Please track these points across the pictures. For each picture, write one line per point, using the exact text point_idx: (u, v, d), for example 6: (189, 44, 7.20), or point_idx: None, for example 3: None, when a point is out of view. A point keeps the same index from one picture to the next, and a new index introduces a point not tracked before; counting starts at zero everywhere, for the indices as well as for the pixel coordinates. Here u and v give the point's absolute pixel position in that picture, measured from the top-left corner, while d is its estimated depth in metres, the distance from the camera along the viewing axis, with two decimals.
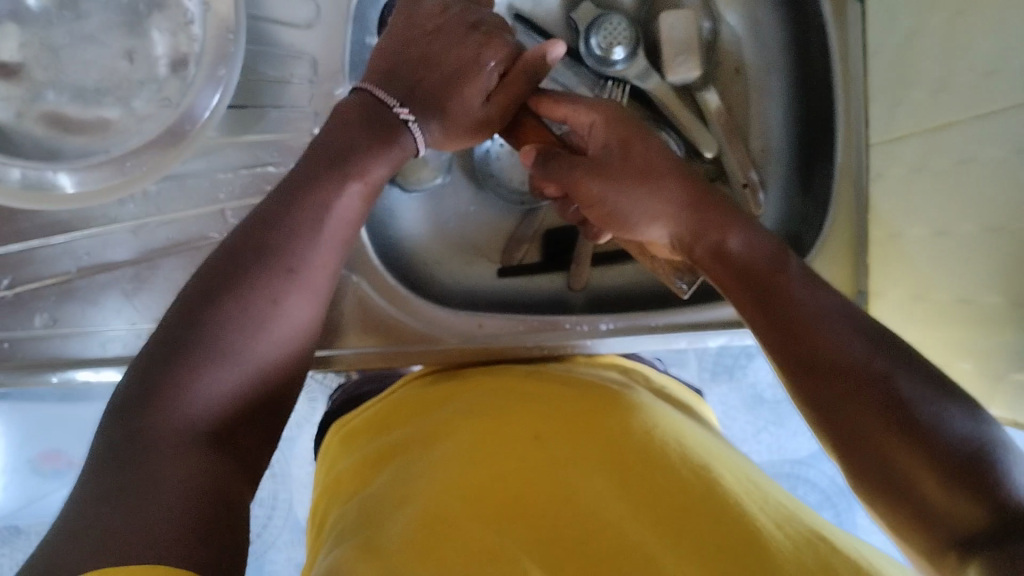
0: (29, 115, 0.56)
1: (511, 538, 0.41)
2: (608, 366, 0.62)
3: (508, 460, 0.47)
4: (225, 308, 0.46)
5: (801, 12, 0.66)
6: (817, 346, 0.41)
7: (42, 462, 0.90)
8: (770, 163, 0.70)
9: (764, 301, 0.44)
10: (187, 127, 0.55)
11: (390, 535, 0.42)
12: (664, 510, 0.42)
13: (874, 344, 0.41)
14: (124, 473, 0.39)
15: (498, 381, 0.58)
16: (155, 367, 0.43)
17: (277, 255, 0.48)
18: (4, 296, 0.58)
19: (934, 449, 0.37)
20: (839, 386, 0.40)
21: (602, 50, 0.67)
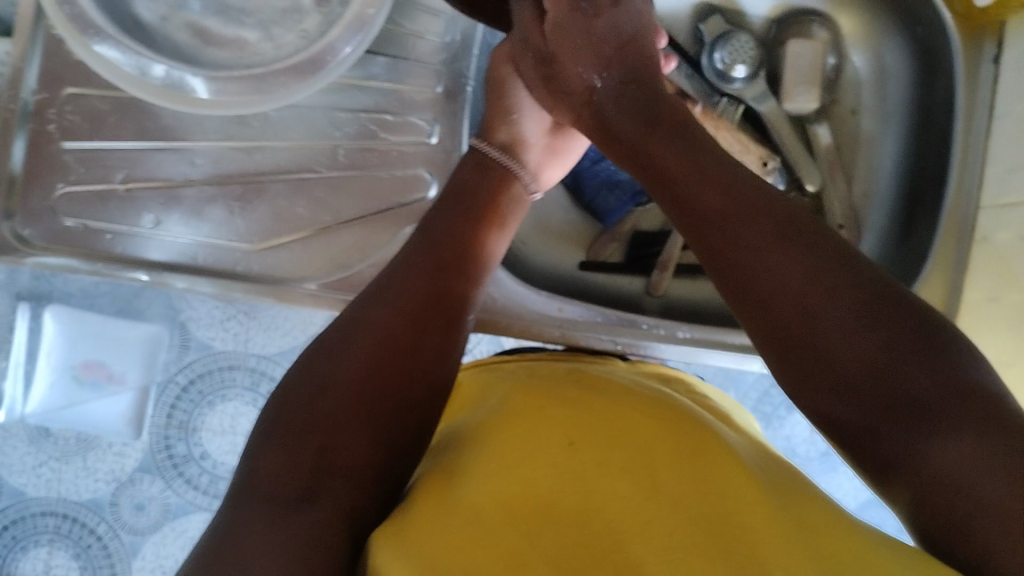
0: (174, 22, 0.59)
1: (534, 554, 0.37)
2: (651, 372, 0.60)
3: (532, 458, 0.43)
4: (396, 301, 0.49)
5: (931, 63, 0.66)
6: (783, 306, 0.36)
7: (83, 372, 0.89)
8: (869, 209, 0.70)
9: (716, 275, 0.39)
10: (327, 59, 0.56)
11: (412, 548, 0.39)
12: (688, 520, 0.38)
13: (811, 278, 0.35)
14: (261, 473, 0.42)
15: (540, 374, 0.55)
16: (319, 353, 0.47)
17: (459, 256, 0.53)
18: (117, 189, 0.61)
19: (915, 386, 0.32)
20: (822, 345, 0.34)
21: (725, 65, 0.68)
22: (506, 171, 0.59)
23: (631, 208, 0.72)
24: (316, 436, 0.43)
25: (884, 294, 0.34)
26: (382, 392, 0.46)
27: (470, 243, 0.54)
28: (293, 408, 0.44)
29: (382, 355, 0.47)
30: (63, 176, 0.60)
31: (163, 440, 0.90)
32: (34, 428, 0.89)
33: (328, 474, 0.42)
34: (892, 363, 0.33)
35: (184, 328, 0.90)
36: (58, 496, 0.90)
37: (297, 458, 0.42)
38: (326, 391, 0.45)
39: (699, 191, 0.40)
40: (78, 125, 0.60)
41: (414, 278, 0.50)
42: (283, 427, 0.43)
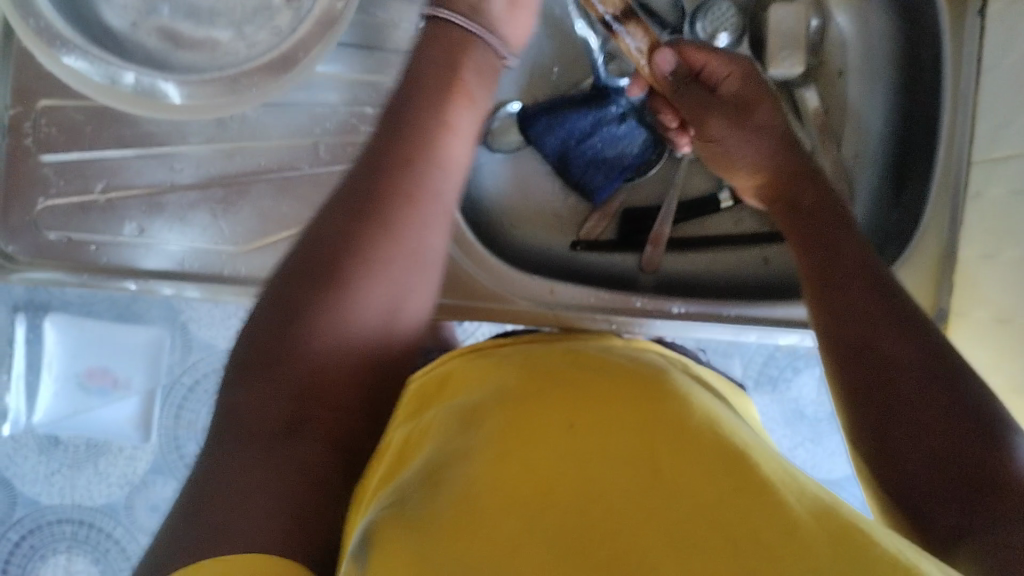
0: (144, 27, 0.58)
1: (539, 532, 0.37)
2: (643, 351, 0.59)
3: (537, 446, 0.43)
4: (363, 210, 0.46)
5: (915, 20, 0.65)
6: (884, 348, 0.43)
7: (89, 379, 0.88)
8: (860, 170, 0.69)
9: (832, 304, 0.47)
10: (300, 56, 0.55)
11: (422, 533, 0.39)
12: (682, 512, 0.37)
13: (919, 340, 0.43)
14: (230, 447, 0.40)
15: (536, 361, 0.54)
16: (278, 313, 0.44)
17: (428, 148, 0.49)
18: (98, 200, 0.60)
19: (974, 447, 0.39)
20: (907, 407, 0.41)
21: (708, 34, 0.67)
22: (471, 48, 0.53)
23: (620, 184, 0.70)
24: (293, 367, 0.42)
25: (972, 391, 0.41)
26: (360, 306, 0.44)
27: (442, 137, 0.50)
28: (266, 338, 0.43)
29: (352, 268, 0.44)
30: (44, 190, 0.60)
31: (173, 440, 0.91)
32: (43, 436, 0.89)
33: (308, 403, 0.42)
34: (967, 434, 0.39)
35: (186, 329, 0.90)
36: (72, 503, 0.90)
37: (264, 423, 0.41)
38: (297, 317, 0.43)
39: (841, 249, 0.49)
40: (54, 137, 0.60)
41: (383, 178, 0.47)
42: (258, 360, 0.43)
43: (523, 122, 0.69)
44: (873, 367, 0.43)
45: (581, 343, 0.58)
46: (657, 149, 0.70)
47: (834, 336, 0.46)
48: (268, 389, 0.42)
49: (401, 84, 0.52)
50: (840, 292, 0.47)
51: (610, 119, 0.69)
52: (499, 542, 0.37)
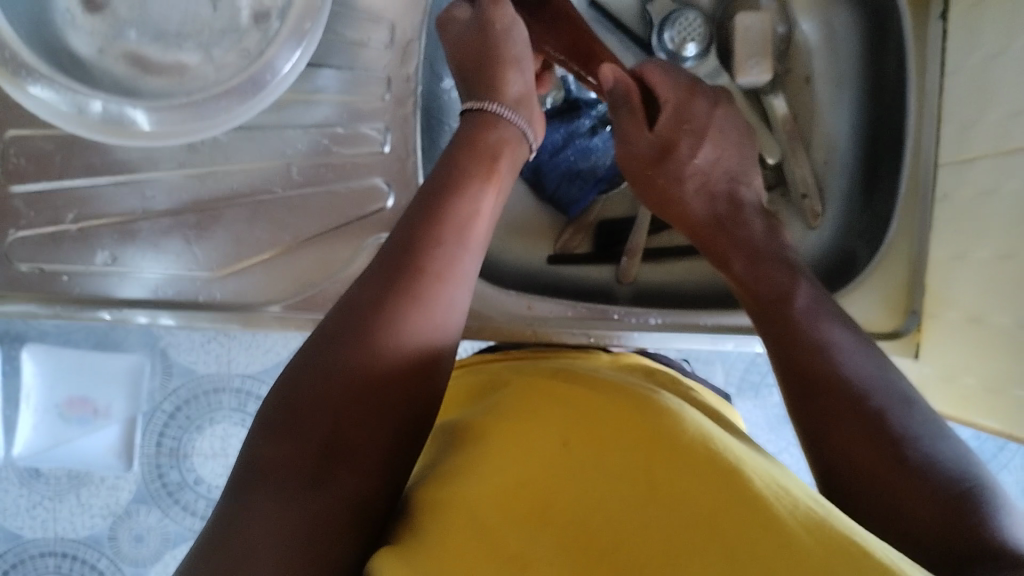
0: (111, 52, 0.58)
1: (540, 546, 0.37)
2: (633, 368, 0.59)
3: (532, 464, 0.43)
4: (410, 277, 0.44)
5: (880, 25, 0.65)
6: (830, 383, 0.42)
7: (69, 409, 0.89)
8: (830, 176, 0.70)
9: (775, 331, 0.47)
10: (267, 78, 0.55)
11: (418, 546, 0.38)
12: (684, 523, 0.37)
13: (876, 378, 0.42)
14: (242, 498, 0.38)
15: (528, 378, 0.54)
16: (321, 346, 0.42)
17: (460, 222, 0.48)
18: (69, 229, 0.60)
19: (933, 481, 0.38)
20: (873, 477, 0.39)
21: (676, 45, 0.68)
22: (492, 139, 0.54)
23: (593, 196, 0.71)
24: (319, 422, 0.40)
25: (942, 462, 0.39)
26: (400, 378, 0.42)
27: (471, 210, 0.48)
28: (294, 397, 0.41)
29: (400, 334, 0.42)
30: (14, 220, 0.59)
31: (155, 468, 0.89)
32: (23, 469, 0.88)
33: (338, 466, 0.39)
34: (937, 506, 0.37)
35: (166, 354, 0.89)
36: (56, 536, 0.89)
37: (282, 473, 0.39)
38: (333, 379, 0.41)
39: (788, 286, 0.49)
40: (24, 167, 0.59)
41: (419, 248, 0.45)
42: (283, 418, 0.40)
43: None
44: (838, 421, 0.41)
45: (562, 361, 0.58)
46: None
47: (785, 363, 0.45)
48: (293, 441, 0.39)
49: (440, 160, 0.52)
50: (783, 320, 0.47)
51: (582, 132, 0.69)
52: (501, 559, 0.37)
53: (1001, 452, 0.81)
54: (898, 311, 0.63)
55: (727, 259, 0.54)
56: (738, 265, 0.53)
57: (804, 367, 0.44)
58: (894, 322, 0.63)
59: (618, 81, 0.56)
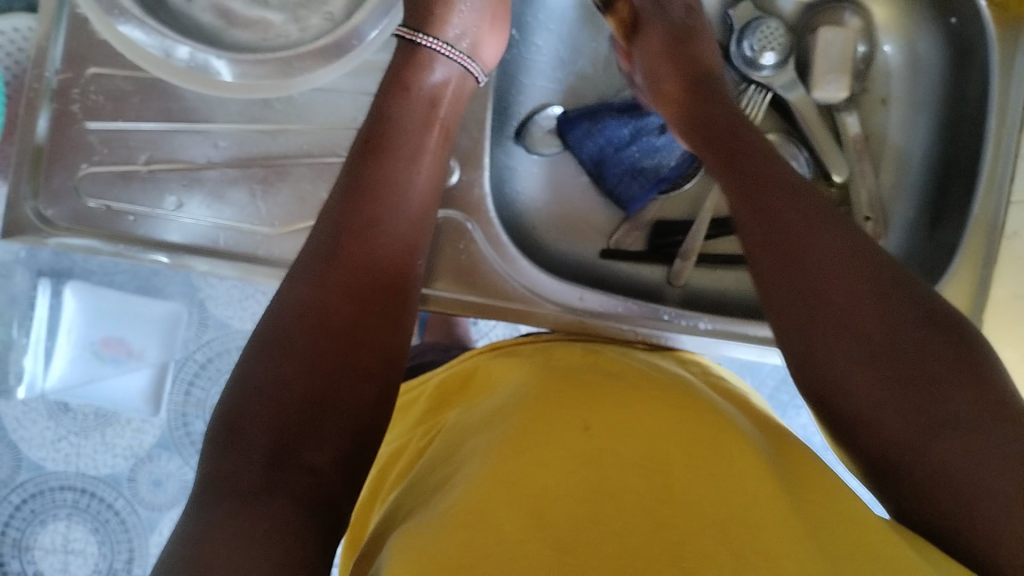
0: (199, 3, 0.59)
1: (549, 527, 0.38)
2: (670, 358, 0.60)
3: (550, 445, 0.44)
4: (334, 269, 0.47)
5: (964, 55, 0.65)
6: (845, 304, 0.40)
7: (104, 348, 0.90)
8: (895, 200, 0.69)
9: (772, 242, 0.43)
10: (352, 42, 0.59)
11: (436, 521, 0.39)
12: (677, 520, 0.38)
13: (881, 287, 0.40)
14: (227, 491, 0.40)
15: (562, 363, 0.55)
16: (260, 339, 0.45)
17: (383, 205, 0.50)
18: (139, 170, 0.61)
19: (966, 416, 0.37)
20: (904, 415, 0.38)
21: (754, 52, 0.67)
22: (432, 100, 0.56)
23: (654, 196, 0.70)
24: (273, 405, 0.43)
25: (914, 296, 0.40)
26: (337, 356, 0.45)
27: (393, 187, 0.51)
28: (240, 407, 0.43)
29: (328, 325, 0.46)
30: (86, 156, 0.60)
31: (182, 416, 0.91)
32: (54, 402, 0.90)
33: (292, 451, 0.42)
34: (914, 347, 0.38)
35: (203, 307, 0.90)
36: (76, 471, 0.90)
37: (250, 468, 0.41)
38: (271, 388, 0.43)
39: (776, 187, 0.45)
40: (102, 105, 0.60)
41: (343, 241, 0.48)
42: (229, 426, 0.42)
43: (561, 127, 0.70)
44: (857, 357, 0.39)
45: (605, 348, 0.60)
46: (693, 165, 0.69)
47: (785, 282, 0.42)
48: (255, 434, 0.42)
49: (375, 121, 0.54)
50: (778, 228, 0.43)
51: (649, 131, 0.70)
52: (506, 535, 0.37)
53: None
54: None
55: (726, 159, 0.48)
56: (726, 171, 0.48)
57: (806, 287, 0.41)
58: None
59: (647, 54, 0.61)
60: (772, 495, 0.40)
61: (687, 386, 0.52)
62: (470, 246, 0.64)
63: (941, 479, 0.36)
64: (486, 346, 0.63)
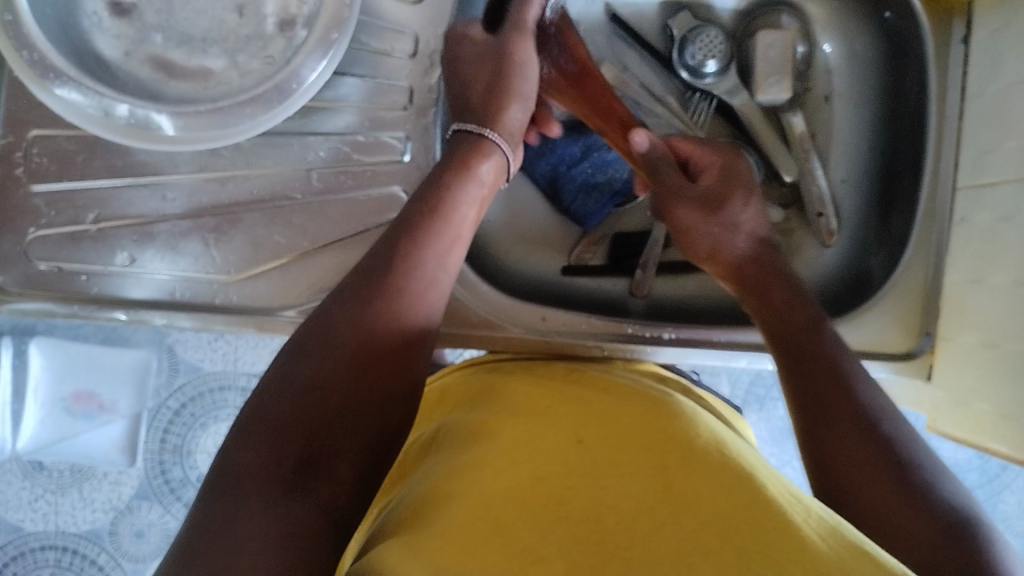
0: (137, 56, 0.58)
1: (551, 532, 0.37)
2: (647, 373, 0.60)
3: (552, 459, 0.44)
4: (387, 298, 0.45)
5: (901, 49, 0.66)
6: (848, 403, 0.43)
7: (75, 403, 0.89)
8: (845, 195, 0.70)
9: (796, 354, 0.47)
10: (293, 86, 0.55)
11: (433, 529, 0.39)
12: (691, 517, 0.37)
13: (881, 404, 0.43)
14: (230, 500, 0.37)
15: (545, 381, 0.55)
16: (310, 344, 0.44)
17: (438, 244, 0.49)
18: (89, 229, 0.60)
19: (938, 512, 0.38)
20: (882, 494, 0.40)
21: (697, 61, 0.68)
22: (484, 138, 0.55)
23: (609, 209, 0.71)
24: (302, 418, 0.41)
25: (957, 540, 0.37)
26: (381, 380, 0.44)
27: (450, 231, 0.50)
28: (269, 402, 0.41)
29: (382, 343, 0.44)
30: (34, 219, 0.60)
31: (159, 465, 0.89)
32: (27, 462, 0.88)
33: (315, 468, 0.40)
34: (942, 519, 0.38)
35: (173, 351, 0.89)
36: (56, 529, 0.89)
37: (269, 471, 0.38)
38: (313, 394, 0.41)
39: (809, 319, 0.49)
40: (46, 166, 0.60)
41: (405, 264, 0.47)
42: (252, 428, 0.40)
43: None
44: (849, 438, 0.42)
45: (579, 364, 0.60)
46: None
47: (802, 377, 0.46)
48: (282, 440, 0.40)
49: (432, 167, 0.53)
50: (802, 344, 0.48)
51: (600, 145, 0.70)
52: (511, 548, 0.37)
53: (1003, 472, 0.82)
54: (912, 333, 0.64)
55: (763, 294, 0.52)
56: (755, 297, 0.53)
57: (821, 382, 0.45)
58: (907, 344, 0.64)
59: (653, 143, 0.58)
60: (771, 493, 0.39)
61: (661, 396, 0.52)
62: None
63: (902, 562, 0.38)
64: (460, 363, 0.64)
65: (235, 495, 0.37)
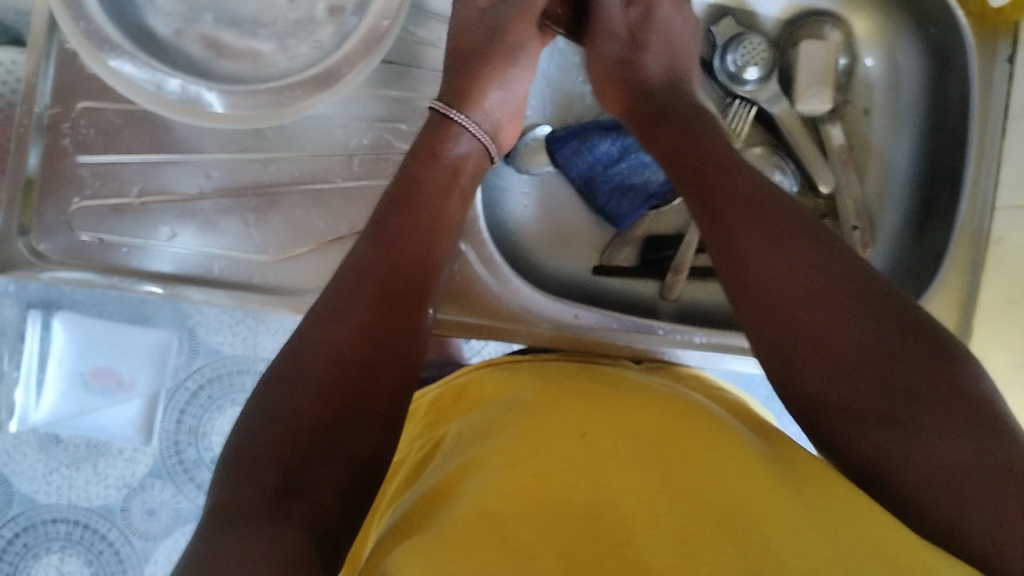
0: (188, 34, 0.59)
1: (543, 533, 0.38)
2: (668, 373, 0.60)
3: (551, 451, 0.44)
4: (352, 308, 0.47)
5: (944, 65, 0.66)
6: (797, 305, 0.41)
7: (93, 378, 0.90)
8: (881, 209, 0.70)
9: (733, 252, 0.44)
10: (343, 71, 0.56)
11: (432, 531, 0.40)
12: (681, 516, 0.38)
13: (831, 287, 0.40)
14: (229, 518, 0.39)
15: (558, 376, 0.56)
16: (281, 364, 0.46)
17: (403, 252, 0.51)
18: (132, 203, 0.61)
19: (925, 405, 0.37)
20: (865, 408, 0.38)
21: (737, 67, 0.68)
22: (452, 133, 0.58)
23: (643, 212, 0.70)
24: (280, 430, 0.43)
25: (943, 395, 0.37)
26: (353, 383, 0.45)
27: (417, 235, 0.52)
28: (251, 436, 0.42)
29: (349, 353, 0.46)
30: (79, 190, 0.60)
31: (173, 446, 0.90)
32: (45, 434, 0.89)
33: (306, 475, 0.42)
34: (930, 424, 0.36)
35: (194, 333, 0.90)
36: (69, 503, 0.89)
37: (263, 486, 0.40)
38: (289, 415, 0.43)
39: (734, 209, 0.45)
40: (92, 139, 0.60)
41: (365, 277, 0.49)
42: (248, 445, 0.42)
43: (550, 146, 0.70)
44: (807, 351, 0.40)
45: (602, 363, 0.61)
46: None
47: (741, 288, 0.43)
48: (263, 455, 0.42)
49: (410, 161, 0.56)
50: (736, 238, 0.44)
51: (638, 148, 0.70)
52: (508, 544, 0.37)
53: None
54: None
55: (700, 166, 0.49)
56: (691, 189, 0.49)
57: (760, 292, 0.42)
58: None
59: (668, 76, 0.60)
60: (776, 485, 0.40)
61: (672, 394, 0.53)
62: (465, 267, 0.65)
63: (906, 483, 0.37)
64: (483, 358, 0.64)
65: (234, 512, 0.39)
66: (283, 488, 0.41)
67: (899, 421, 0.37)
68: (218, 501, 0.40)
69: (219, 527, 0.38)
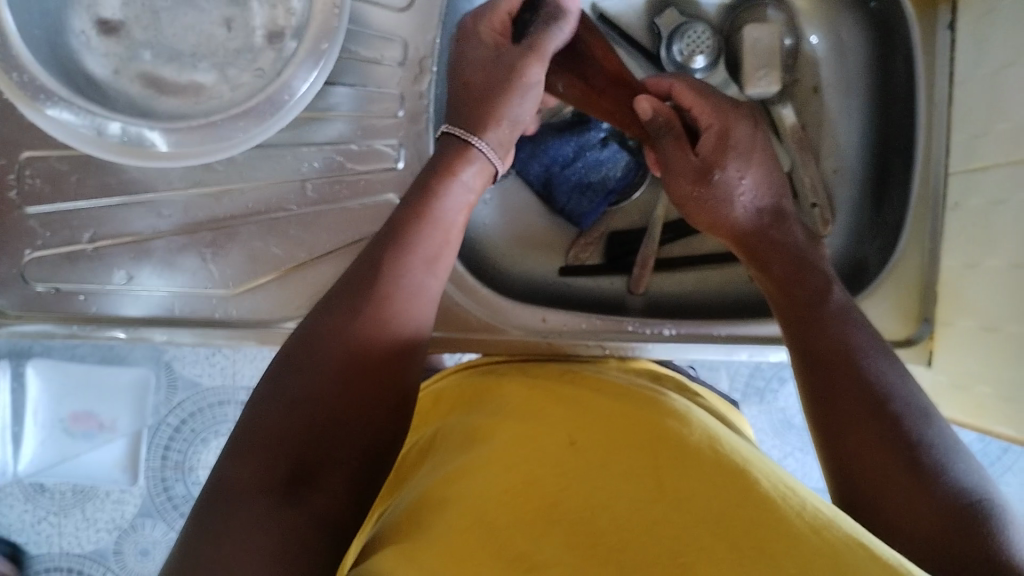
0: (126, 73, 0.58)
1: (539, 538, 0.37)
2: (640, 371, 0.60)
3: (546, 460, 0.44)
4: (374, 303, 0.46)
5: (888, 35, 0.66)
6: (852, 368, 0.44)
7: (74, 424, 0.88)
8: (839, 184, 0.70)
9: (801, 314, 0.49)
10: (286, 97, 0.55)
11: (427, 537, 0.39)
12: (671, 516, 0.37)
13: (887, 373, 0.44)
14: (218, 532, 0.37)
15: (535, 383, 0.56)
16: (301, 351, 0.44)
17: (422, 250, 0.49)
18: (86, 249, 0.60)
19: (933, 486, 0.39)
20: (881, 471, 0.40)
21: (684, 57, 0.68)
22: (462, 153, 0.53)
23: (604, 209, 0.71)
24: (285, 435, 0.41)
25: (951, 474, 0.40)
26: (369, 387, 0.44)
27: (439, 231, 0.50)
28: (260, 425, 0.41)
29: (363, 352, 0.44)
30: (30, 241, 0.60)
31: (161, 481, 0.89)
32: (29, 485, 0.88)
33: (301, 486, 0.40)
34: (935, 503, 0.38)
35: (170, 368, 0.88)
36: (61, 550, 0.89)
37: (257, 495, 0.39)
38: (303, 401, 0.42)
39: (818, 292, 0.50)
40: (39, 188, 0.59)
41: (381, 268, 0.47)
42: (242, 448, 0.41)
43: None
44: (846, 400, 0.43)
45: (575, 363, 0.61)
46: (638, 173, 0.70)
47: (803, 340, 0.47)
48: (263, 461, 0.40)
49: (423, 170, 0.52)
50: (808, 305, 0.49)
51: (593, 145, 0.69)
52: (503, 552, 0.37)
53: (1003, 454, 0.82)
54: (911, 320, 0.64)
55: (765, 263, 0.53)
56: (762, 270, 0.53)
57: (818, 350, 0.46)
58: (906, 330, 0.64)
59: (655, 112, 0.57)
60: (770, 490, 0.39)
61: (652, 396, 0.52)
62: None
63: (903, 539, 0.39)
64: (453, 369, 0.64)
65: (222, 523, 0.38)
66: (276, 500, 0.39)
67: (904, 485, 0.39)
68: (206, 508, 0.39)
69: (208, 539, 0.37)
